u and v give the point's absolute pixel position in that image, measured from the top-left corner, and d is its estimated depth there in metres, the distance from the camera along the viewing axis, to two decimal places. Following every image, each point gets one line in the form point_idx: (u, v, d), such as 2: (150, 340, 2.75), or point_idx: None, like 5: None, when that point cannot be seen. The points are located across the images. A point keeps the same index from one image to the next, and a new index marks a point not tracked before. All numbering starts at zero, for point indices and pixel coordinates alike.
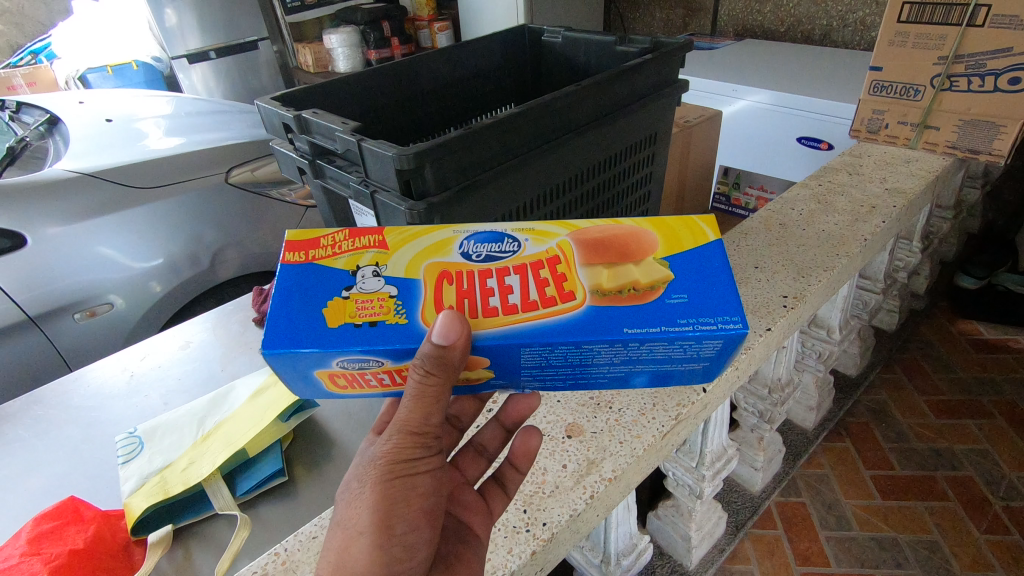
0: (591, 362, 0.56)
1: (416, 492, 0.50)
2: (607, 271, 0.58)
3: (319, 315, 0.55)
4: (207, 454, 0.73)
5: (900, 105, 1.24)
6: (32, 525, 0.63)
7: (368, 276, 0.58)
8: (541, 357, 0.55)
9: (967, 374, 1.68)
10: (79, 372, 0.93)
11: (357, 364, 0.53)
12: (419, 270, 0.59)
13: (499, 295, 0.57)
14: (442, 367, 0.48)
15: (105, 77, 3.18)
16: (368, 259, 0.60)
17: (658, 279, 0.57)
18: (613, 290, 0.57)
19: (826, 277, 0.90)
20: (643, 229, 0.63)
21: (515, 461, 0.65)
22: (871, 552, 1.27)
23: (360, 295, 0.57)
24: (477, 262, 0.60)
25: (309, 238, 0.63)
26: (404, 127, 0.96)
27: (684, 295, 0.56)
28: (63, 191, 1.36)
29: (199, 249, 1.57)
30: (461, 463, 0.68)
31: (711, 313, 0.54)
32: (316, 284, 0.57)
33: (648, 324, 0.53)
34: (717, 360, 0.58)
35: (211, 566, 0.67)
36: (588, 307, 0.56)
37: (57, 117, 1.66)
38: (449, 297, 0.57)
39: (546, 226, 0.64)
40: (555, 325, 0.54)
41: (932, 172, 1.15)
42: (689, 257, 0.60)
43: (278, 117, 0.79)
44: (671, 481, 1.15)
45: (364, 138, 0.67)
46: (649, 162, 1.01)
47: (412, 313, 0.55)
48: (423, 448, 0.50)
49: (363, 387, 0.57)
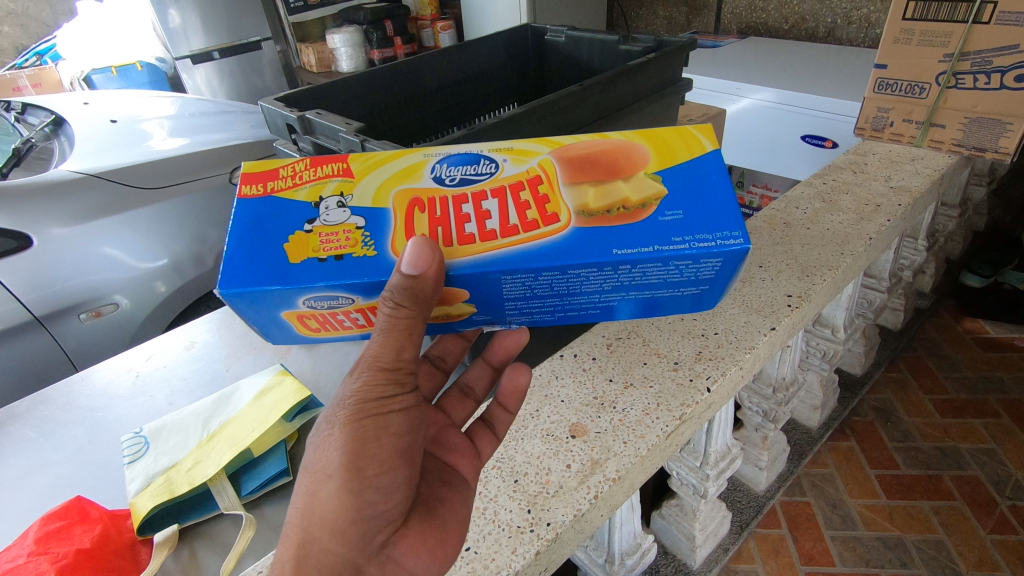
0: (580, 289, 0.55)
1: (388, 432, 0.50)
2: (593, 192, 0.56)
3: (280, 250, 0.53)
4: (213, 454, 0.73)
5: (905, 103, 1.24)
6: (39, 525, 0.64)
7: (332, 208, 0.56)
8: (525, 284, 0.54)
9: (973, 373, 1.67)
10: (86, 372, 0.94)
11: (329, 305, 0.53)
12: (388, 198, 0.57)
13: (476, 221, 0.55)
14: (412, 298, 0.48)
15: (110, 78, 3.20)
16: (332, 189, 0.58)
17: (650, 196, 0.55)
18: (600, 210, 0.55)
19: (831, 276, 0.89)
20: (634, 143, 0.60)
21: (504, 401, 0.69)
22: (877, 551, 1.26)
23: (324, 228, 0.55)
24: (450, 185, 0.57)
25: (266, 170, 0.60)
26: (407, 128, 0.96)
27: (679, 212, 0.54)
28: (68, 191, 1.37)
29: (203, 249, 1.57)
30: (448, 406, 0.73)
31: (709, 230, 0.52)
32: (277, 218, 0.55)
33: (641, 244, 0.52)
34: (716, 286, 0.56)
35: (216, 565, 0.67)
36: (574, 230, 0.54)
37: (62, 117, 1.67)
38: (420, 226, 0.55)
39: (526, 146, 0.61)
40: (539, 250, 0.52)
41: (938, 171, 1.14)
42: (682, 173, 0.58)
43: (282, 118, 0.80)
44: (675, 481, 1.14)
45: (368, 138, 0.67)
46: None
47: (382, 244, 0.53)
48: (395, 385, 0.50)
49: (337, 328, 0.57)
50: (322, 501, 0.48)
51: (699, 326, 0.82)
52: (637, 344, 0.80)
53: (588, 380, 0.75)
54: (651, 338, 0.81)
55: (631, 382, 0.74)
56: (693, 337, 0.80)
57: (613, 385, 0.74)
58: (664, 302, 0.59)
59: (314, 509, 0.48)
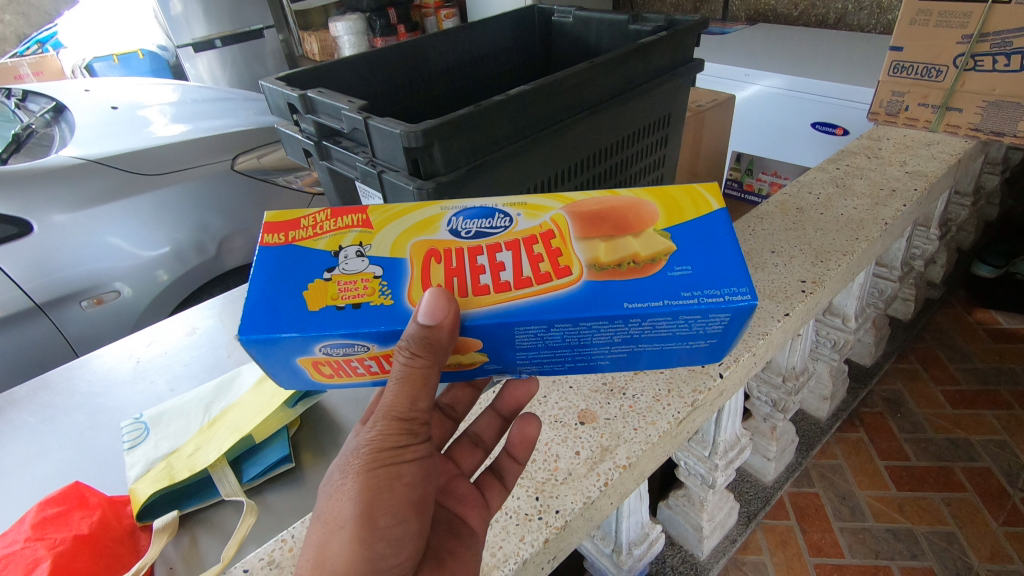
0: (590, 342, 0.53)
1: (400, 482, 0.48)
2: (603, 245, 0.55)
3: (299, 298, 0.51)
4: (214, 440, 0.72)
5: (921, 86, 1.21)
6: (37, 510, 0.62)
7: (351, 256, 0.55)
8: (536, 338, 0.52)
9: (984, 364, 1.65)
10: (86, 358, 0.93)
11: (342, 349, 0.50)
12: (405, 249, 0.56)
13: (491, 272, 0.53)
14: (430, 349, 0.46)
15: (111, 67, 3.17)
16: (351, 239, 0.56)
17: (659, 251, 0.54)
18: (611, 264, 0.53)
19: (846, 262, 0.87)
20: (641, 200, 0.59)
21: (514, 451, 0.63)
22: (887, 543, 1.25)
23: (343, 276, 0.53)
24: (465, 237, 0.56)
25: (288, 219, 0.59)
26: (412, 109, 0.94)
27: (687, 266, 0.53)
28: (68, 177, 1.35)
29: (205, 236, 1.56)
30: (457, 454, 0.68)
31: (717, 285, 0.51)
32: (295, 265, 0.54)
33: (650, 298, 0.50)
34: (725, 338, 0.54)
35: (217, 551, 0.65)
36: (585, 283, 0.52)
37: (62, 104, 1.65)
38: (436, 277, 0.53)
39: (539, 200, 0.60)
40: (550, 302, 0.50)
41: (954, 156, 1.11)
42: (691, 229, 0.56)
43: (283, 97, 0.77)
44: (682, 471, 1.13)
45: (371, 115, 0.65)
46: (663, 145, 0.98)
47: (399, 293, 0.52)
48: (409, 435, 0.48)
49: (350, 375, 0.55)
50: (332, 553, 0.45)
51: None
52: None
53: None
54: None
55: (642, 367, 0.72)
56: None
57: (622, 371, 0.72)
58: (672, 355, 0.56)
59: (324, 563, 0.45)
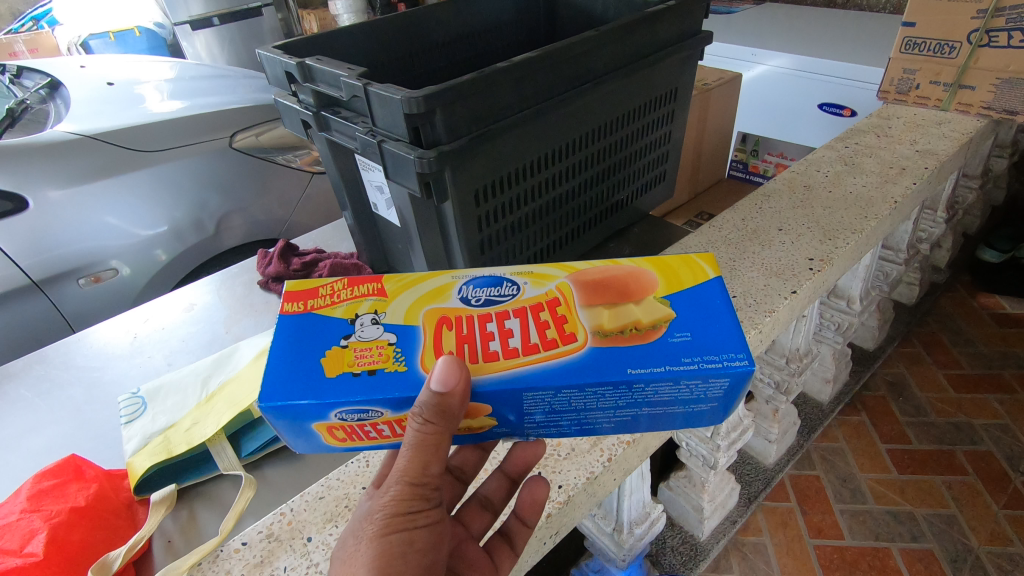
0: (592, 410, 0.50)
1: (412, 548, 0.44)
2: (607, 311, 0.53)
3: (316, 365, 0.49)
4: (212, 413, 0.71)
5: (934, 62, 1.18)
6: (32, 482, 0.61)
7: (366, 323, 0.52)
8: (538, 408, 0.49)
9: (988, 348, 1.64)
10: (83, 333, 0.92)
11: (356, 414, 0.48)
12: (417, 316, 0.53)
13: (500, 339, 0.51)
14: (443, 415, 0.43)
15: (107, 44, 3.15)
16: (367, 306, 0.54)
17: (660, 318, 0.52)
18: (615, 330, 0.51)
19: (854, 240, 0.85)
20: (642, 269, 0.56)
21: (522, 514, 0.55)
22: (887, 525, 1.25)
23: (359, 343, 0.51)
24: (475, 305, 0.54)
25: (306, 288, 0.56)
26: (413, 78, 0.92)
27: (687, 333, 0.51)
28: (63, 153, 1.33)
29: (203, 215, 1.54)
30: (464, 516, 0.57)
31: (715, 351, 0.49)
32: (310, 334, 0.51)
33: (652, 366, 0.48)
34: (725, 407, 0.51)
35: (215, 525, 0.65)
36: (590, 350, 0.50)
37: (57, 80, 1.63)
38: (447, 344, 0.51)
39: (544, 266, 0.57)
40: (554, 369, 0.48)
41: (966, 134, 1.09)
42: (691, 296, 0.54)
43: (281, 66, 0.75)
44: (684, 452, 1.12)
45: (371, 82, 0.63)
46: (669, 120, 0.96)
47: (412, 360, 0.50)
48: (421, 500, 0.45)
49: (362, 442, 0.52)
50: None
51: None
52: None
53: None
54: None
55: None
56: None
57: None
58: (673, 425, 0.53)
59: None
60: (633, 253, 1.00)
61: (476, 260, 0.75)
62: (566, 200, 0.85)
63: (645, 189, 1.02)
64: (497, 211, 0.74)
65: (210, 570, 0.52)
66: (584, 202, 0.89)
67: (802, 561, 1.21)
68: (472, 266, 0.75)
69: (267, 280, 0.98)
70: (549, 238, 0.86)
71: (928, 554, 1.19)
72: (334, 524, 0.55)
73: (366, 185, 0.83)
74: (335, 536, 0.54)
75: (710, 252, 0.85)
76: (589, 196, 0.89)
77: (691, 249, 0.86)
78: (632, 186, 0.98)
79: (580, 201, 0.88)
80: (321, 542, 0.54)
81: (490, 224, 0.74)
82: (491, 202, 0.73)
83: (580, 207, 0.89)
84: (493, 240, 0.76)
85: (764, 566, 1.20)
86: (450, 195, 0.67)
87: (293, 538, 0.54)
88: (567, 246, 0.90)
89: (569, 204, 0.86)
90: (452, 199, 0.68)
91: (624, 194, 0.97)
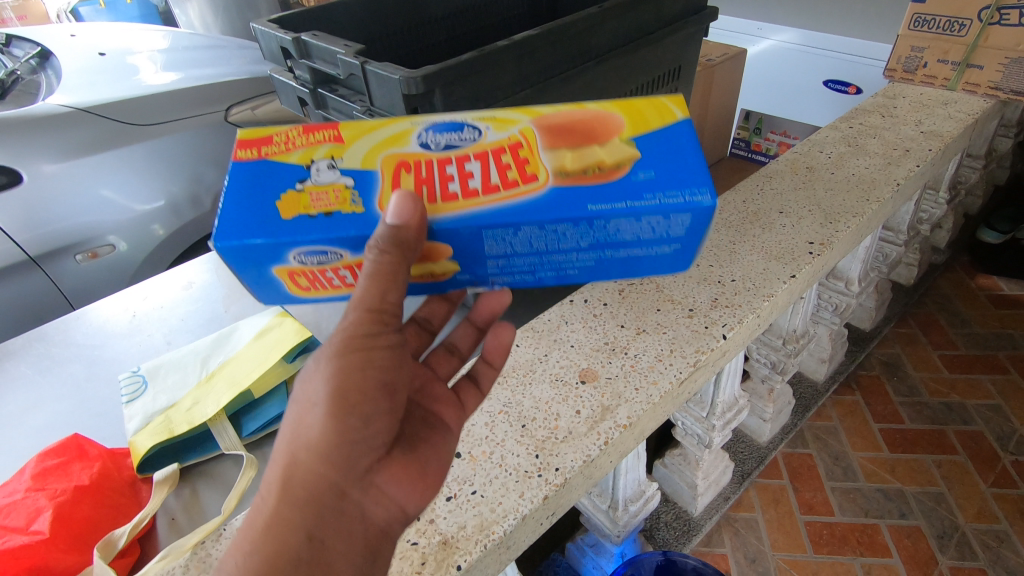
0: (555, 250, 0.50)
1: (372, 366, 0.45)
2: (569, 154, 0.51)
3: (271, 207, 0.49)
4: (212, 393, 0.71)
5: (943, 41, 1.17)
6: (36, 461, 0.62)
7: (323, 168, 0.50)
8: (502, 246, 0.50)
9: (983, 329, 1.65)
10: (82, 311, 0.92)
11: (313, 258, 0.49)
12: (375, 160, 0.51)
13: (459, 180, 0.50)
14: (399, 247, 0.43)
15: (98, 11, 3.07)
16: (323, 151, 0.51)
17: (623, 158, 0.51)
18: (577, 170, 0.50)
19: (855, 223, 0.85)
20: (609, 111, 0.54)
21: (489, 357, 0.62)
22: (876, 502, 1.27)
23: (314, 186, 0.49)
24: (434, 149, 0.51)
25: (259, 135, 0.53)
26: (412, 54, 0.90)
27: (650, 171, 0.50)
28: (56, 126, 1.31)
29: (200, 189, 1.52)
30: (432, 361, 0.63)
31: (677, 186, 0.49)
32: (265, 178, 0.50)
33: (612, 200, 0.48)
34: (689, 244, 0.51)
35: (218, 503, 0.66)
36: (551, 188, 0.49)
37: (48, 49, 1.59)
38: (406, 184, 0.50)
39: (507, 110, 0.54)
40: (513, 207, 0.48)
41: (971, 115, 1.08)
42: (658, 137, 0.52)
43: (276, 41, 0.74)
44: (679, 430, 1.14)
45: (368, 60, 0.62)
46: (673, 99, 0.95)
47: (369, 201, 0.49)
48: (382, 328, 0.45)
49: (326, 288, 0.53)
50: (308, 425, 0.44)
51: (715, 273, 0.78)
52: (651, 290, 0.77)
53: (599, 326, 0.72)
54: (666, 283, 0.77)
55: (644, 328, 0.71)
56: (709, 284, 0.77)
57: (625, 331, 0.71)
58: (636, 267, 0.54)
59: (302, 435, 0.44)
60: None
61: None
62: None
63: None
64: None
65: (213, 549, 0.53)
66: None
67: (792, 537, 1.23)
68: None
69: None
70: None
71: (915, 530, 1.22)
72: None
73: None
74: None
75: (710, 235, 0.85)
76: None
77: None
78: None
79: None
80: None
81: None
82: None
83: None
84: None
85: (755, 542, 1.23)
86: None
87: None
88: None
89: None
90: None
91: None
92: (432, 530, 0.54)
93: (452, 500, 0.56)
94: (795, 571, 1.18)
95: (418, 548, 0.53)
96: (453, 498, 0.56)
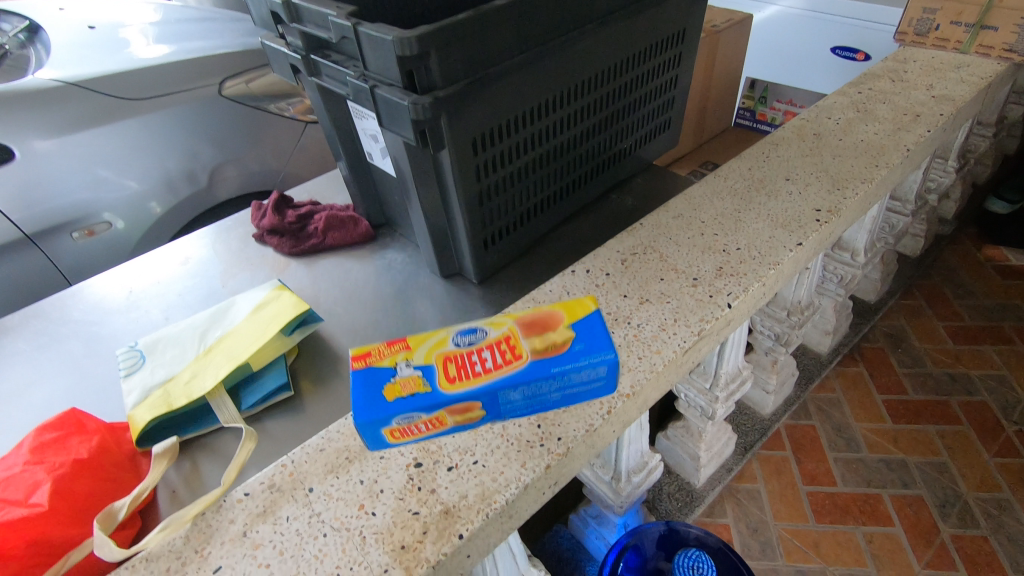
0: (544, 401, 0.58)
1: None
2: (537, 337, 0.58)
3: (374, 393, 0.54)
4: (210, 367, 0.71)
5: (957, 2, 1.15)
6: (34, 435, 0.62)
7: (403, 365, 0.55)
8: (518, 398, 0.56)
9: (989, 300, 1.63)
10: (78, 287, 0.91)
11: (403, 421, 0.54)
12: (432, 356, 0.57)
13: (482, 361, 0.56)
14: None
15: None
16: (399, 357, 0.57)
17: (563, 336, 0.59)
18: (541, 347, 0.57)
19: (863, 189, 0.83)
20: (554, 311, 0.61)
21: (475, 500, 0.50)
22: (879, 472, 1.28)
23: (400, 376, 0.54)
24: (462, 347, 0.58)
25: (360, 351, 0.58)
26: (408, 18, 0.87)
27: (579, 341, 0.59)
28: (47, 101, 1.29)
29: (195, 165, 1.50)
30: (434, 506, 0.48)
31: (596, 352, 0.57)
32: (364, 374, 0.55)
33: (558, 364, 0.56)
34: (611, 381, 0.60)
35: (218, 476, 0.65)
36: (526, 363, 0.56)
37: (37, 22, 1.55)
38: (452, 368, 0.55)
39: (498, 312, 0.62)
40: (512, 380, 0.55)
41: (984, 79, 1.05)
42: (581, 325, 0.61)
43: (267, 6, 0.71)
44: (682, 403, 1.13)
45: (361, 21, 0.59)
46: (677, 64, 0.92)
47: (434, 379, 0.54)
48: None
49: (421, 432, 0.57)
50: None
51: (720, 242, 0.77)
52: (654, 259, 0.76)
53: (601, 296, 0.71)
54: (669, 253, 0.76)
55: (647, 297, 0.70)
56: (714, 253, 0.75)
57: (627, 301, 0.70)
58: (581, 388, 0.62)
59: None
60: (636, 204, 0.97)
61: (473, 210, 0.74)
62: (568, 148, 0.82)
63: (649, 138, 0.98)
64: (497, 160, 0.72)
65: (214, 520, 0.53)
66: (587, 151, 0.86)
67: (794, 507, 1.24)
68: (470, 216, 0.74)
69: (262, 233, 0.96)
70: (549, 188, 0.84)
71: (917, 500, 1.22)
72: (334, 476, 0.56)
73: (360, 134, 0.81)
74: (336, 487, 0.55)
75: (715, 204, 0.83)
76: (592, 143, 0.86)
77: (695, 201, 0.85)
78: (635, 134, 0.94)
79: (582, 149, 0.85)
80: (322, 493, 0.54)
81: (489, 174, 0.72)
82: (491, 151, 0.70)
83: (582, 156, 0.86)
84: (491, 190, 0.74)
85: (757, 512, 1.24)
86: (448, 144, 0.65)
87: (295, 489, 0.55)
88: (566, 196, 0.88)
89: (571, 152, 0.83)
90: (448, 148, 0.65)
91: (627, 143, 0.94)
92: (433, 499, 0.53)
93: (453, 469, 0.55)
94: (797, 540, 1.19)
95: (419, 517, 0.52)
96: (454, 467, 0.55)
